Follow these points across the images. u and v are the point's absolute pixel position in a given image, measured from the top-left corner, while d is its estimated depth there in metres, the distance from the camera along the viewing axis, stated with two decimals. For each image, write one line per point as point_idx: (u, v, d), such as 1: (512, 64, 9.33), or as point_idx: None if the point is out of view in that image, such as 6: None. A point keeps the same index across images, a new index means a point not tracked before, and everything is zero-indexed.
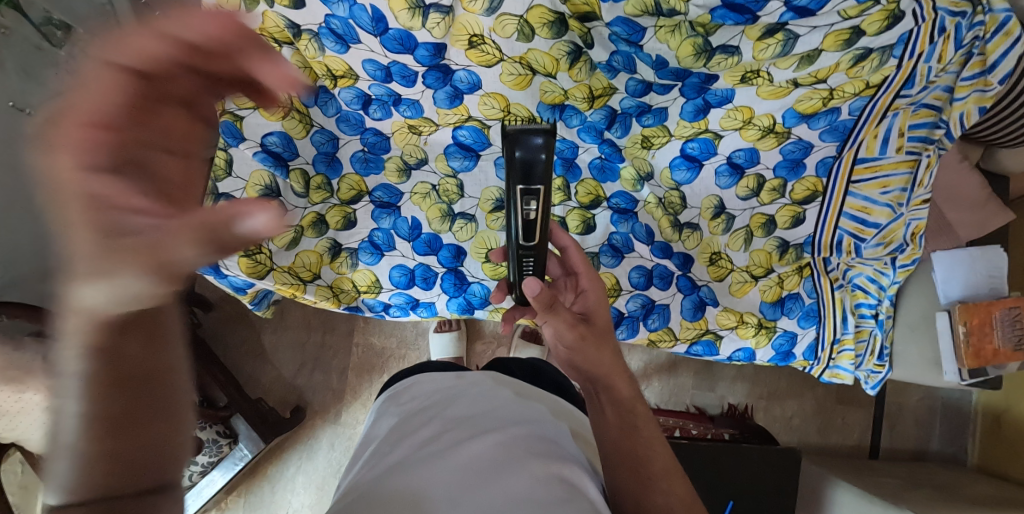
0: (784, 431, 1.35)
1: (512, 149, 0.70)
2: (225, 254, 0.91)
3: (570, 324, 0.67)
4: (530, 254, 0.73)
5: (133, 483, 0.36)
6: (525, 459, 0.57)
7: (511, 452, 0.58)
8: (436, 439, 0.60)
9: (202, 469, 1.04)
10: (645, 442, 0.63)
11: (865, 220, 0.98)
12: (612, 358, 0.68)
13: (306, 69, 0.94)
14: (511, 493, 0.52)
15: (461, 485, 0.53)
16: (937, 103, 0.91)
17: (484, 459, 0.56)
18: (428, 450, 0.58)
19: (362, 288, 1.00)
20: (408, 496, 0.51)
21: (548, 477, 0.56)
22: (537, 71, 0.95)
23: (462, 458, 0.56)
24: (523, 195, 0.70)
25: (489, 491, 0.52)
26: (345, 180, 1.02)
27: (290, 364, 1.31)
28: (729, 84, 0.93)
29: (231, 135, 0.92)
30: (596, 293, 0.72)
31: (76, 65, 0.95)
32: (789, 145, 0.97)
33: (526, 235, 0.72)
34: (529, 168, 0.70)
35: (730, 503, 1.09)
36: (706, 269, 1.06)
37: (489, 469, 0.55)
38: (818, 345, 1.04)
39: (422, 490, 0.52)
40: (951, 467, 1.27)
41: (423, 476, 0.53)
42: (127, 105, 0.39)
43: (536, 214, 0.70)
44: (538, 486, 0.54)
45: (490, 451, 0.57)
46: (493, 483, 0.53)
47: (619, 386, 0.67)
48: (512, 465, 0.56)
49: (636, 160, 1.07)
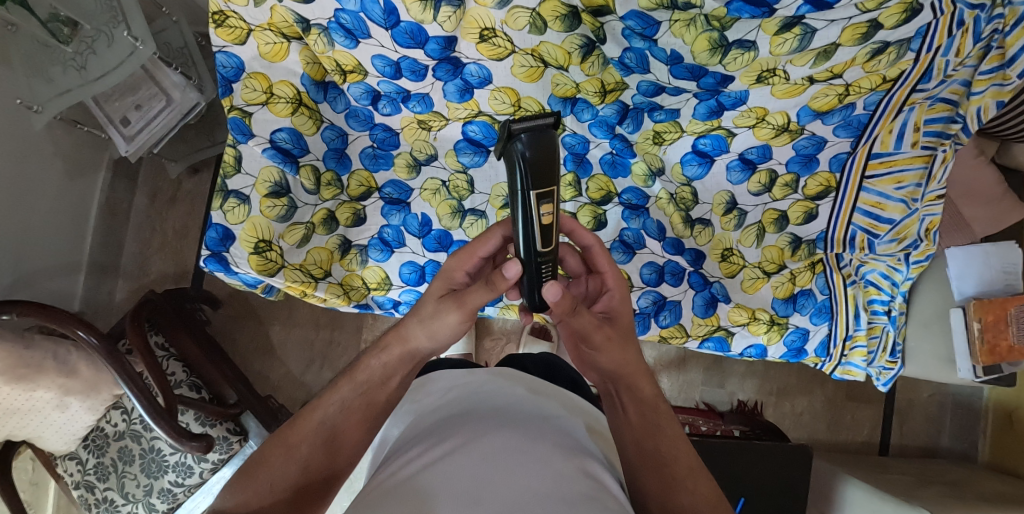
0: (794, 427, 1.34)
1: (516, 143, 0.57)
2: (235, 251, 0.92)
3: (596, 327, 0.65)
4: (549, 263, 0.62)
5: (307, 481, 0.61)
6: (550, 454, 0.57)
7: (536, 447, 0.58)
8: (459, 432, 0.60)
9: (214, 466, 1.02)
10: (669, 441, 0.63)
11: (879, 215, 0.98)
12: (636, 357, 0.67)
13: (315, 65, 0.94)
14: (537, 488, 0.52)
15: (486, 479, 0.52)
16: (953, 98, 0.90)
17: (511, 451, 0.56)
18: (451, 446, 0.58)
19: (372, 284, 1.02)
20: (437, 488, 0.51)
21: (573, 474, 0.56)
22: (548, 63, 0.93)
23: (488, 449, 0.56)
24: (537, 196, 0.58)
25: (518, 482, 0.52)
26: (354, 177, 1.02)
27: (299, 361, 1.31)
28: (745, 85, 0.90)
29: (239, 132, 0.93)
30: (621, 293, 0.70)
31: (83, 62, 0.95)
32: (802, 141, 0.97)
33: (543, 242, 0.61)
34: (539, 170, 0.57)
35: (741, 499, 1.09)
36: (718, 265, 1.06)
37: (513, 464, 0.54)
38: (829, 342, 1.03)
39: (451, 481, 0.52)
40: (962, 463, 1.26)
41: (450, 468, 0.53)
42: (474, 255, 0.69)
43: (550, 218, 0.59)
44: (565, 481, 0.54)
45: (515, 444, 0.58)
46: (521, 475, 0.53)
47: (643, 386, 0.66)
48: (538, 460, 0.56)
49: (648, 156, 1.06)
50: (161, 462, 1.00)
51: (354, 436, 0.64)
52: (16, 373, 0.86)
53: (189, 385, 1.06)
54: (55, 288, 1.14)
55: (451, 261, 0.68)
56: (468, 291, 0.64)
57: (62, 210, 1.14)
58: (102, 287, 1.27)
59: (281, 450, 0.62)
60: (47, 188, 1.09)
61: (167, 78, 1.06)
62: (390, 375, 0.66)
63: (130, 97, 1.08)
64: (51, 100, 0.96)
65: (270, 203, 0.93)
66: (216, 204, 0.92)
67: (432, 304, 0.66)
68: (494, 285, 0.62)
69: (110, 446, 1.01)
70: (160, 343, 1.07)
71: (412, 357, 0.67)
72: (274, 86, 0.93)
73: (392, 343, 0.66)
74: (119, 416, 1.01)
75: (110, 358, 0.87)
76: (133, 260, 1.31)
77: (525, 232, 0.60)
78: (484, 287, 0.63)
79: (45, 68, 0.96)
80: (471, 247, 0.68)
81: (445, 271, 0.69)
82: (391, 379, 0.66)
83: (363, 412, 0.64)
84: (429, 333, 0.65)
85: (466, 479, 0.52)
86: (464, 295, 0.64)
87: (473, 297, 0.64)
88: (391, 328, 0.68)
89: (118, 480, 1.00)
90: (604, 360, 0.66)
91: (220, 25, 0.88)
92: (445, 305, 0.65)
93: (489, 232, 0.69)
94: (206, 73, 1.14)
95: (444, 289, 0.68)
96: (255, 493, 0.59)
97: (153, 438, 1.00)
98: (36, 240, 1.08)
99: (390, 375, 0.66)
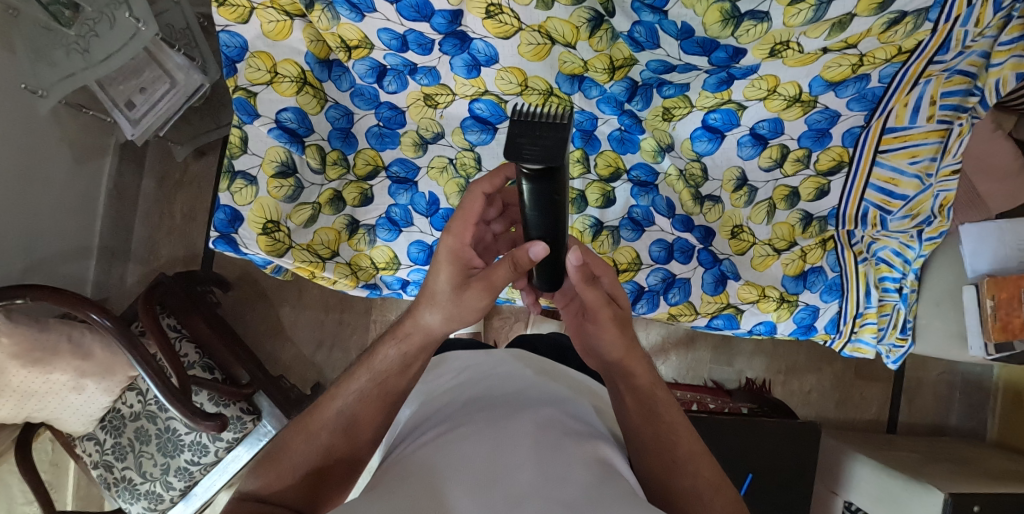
0: (802, 405, 1.35)
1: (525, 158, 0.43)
2: (243, 232, 0.93)
3: (605, 302, 0.62)
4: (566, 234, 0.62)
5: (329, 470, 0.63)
6: (563, 438, 0.58)
7: (548, 431, 0.59)
8: (472, 418, 0.60)
9: (230, 445, 1.03)
10: (667, 426, 0.63)
11: (892, 191, 0.96)
12: (626, 344, 0.64)
13: (319, 43, 0.92)
14: (548, 473, 0.52)
15: (499, 463, 0.53)
16: (971, 69, 0.88)
17: (524, 436, 0.57)
18: (463, 428, 0.59)
19: (380, 264, 1.03)
20: (446, 470, 0.52)
21: (585, 458, 0.56)
22: (556, 41, 0.90)
23: (502, 434, 0.57)
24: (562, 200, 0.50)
25: (532, 467, 0.52)
26: (361, 155, 1.01)
27: (309, 341, 1.33)
28: (757, 59, 0.88)
29: (245, 112, 0.92)
30: (612, 276, 0.66)
31: (86, 44, 0.95)
32: (815, 114, 0.95)
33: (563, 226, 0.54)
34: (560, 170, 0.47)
35: (749, 475, 1.10)
36: (728, 242, 1.05)
37: (525, 448, 0.55)
38: (840, 318, 1.04)
39: (464, 465, 0.52)
40: (969, 441, 1.27)
41: (463, 452, 0.54)
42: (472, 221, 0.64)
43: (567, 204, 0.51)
44: (578, 466, 0.54)
45: (528, 429, 0.58)
46: (535, 460, 0.53)
47: (638, 372, 0.64)
48: (551, 446, 0.56)
49: (657, 132, 1.04)
50: (177, 442, 1.02)
51: (368, 419, 0.64)
52: (31, 356, 0.88)
53: (202, 366, 1.07)
54: (66, 273, 1.16)
55: (449, 238, 0.63)
56: (493, 268, 0.61)
57: (72, 195, 1.15)
58: (113, 271, 1.28)
59: (302, 437, 0.64)
60: (55, 173, 1.10)
61: (170, 60, 1.05)
62: (410, 361, 0.65)
63: (135, 80, 1.07)
64: (55, 85, 0.96)
65: (277, 184, 0.93)
66: (223, 186, 0.92)
67: (449, 292, 0.62)
68: (519, 263, 0.57)
69: (126, 425, 1.03)
70: (172, 324, 1.09)
71: (431, 342, 0.65)
72: (278, 65, 0.91)
73: (411, 331, 0.65)
74: (134, 397, 1.03)
75: (124, 340, 0.87)
76: (143, 244, 1.32)
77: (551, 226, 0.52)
78: (509, 266, 0.59)
79: (48, 53, 0.95)
80: (463, 216, 0.64)
81: (453, 251, 0.63)
82: (412, 366, 0.65)
83: (379, 402, 0.64)
84: (445, 317, 0.63)
85: (478, 463, 0.52)
86: (492, 276, 0.61)
87: (500, 275, 0.61)
88: (407, 316, 0.66)
89: (135, 459, 1.02)
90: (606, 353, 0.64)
91: (222, 4, 0.87)
92: (470, 292, 0.62)
93: (470, 194, 0.65)
94: (210, 54, 1.13)
95: (461, 273, 0.63)
96: (277, 476, 0.62)
97: (168, 419, 1.02)
98: (48, 225, 1.10)
99: (411, 362, 0.65)
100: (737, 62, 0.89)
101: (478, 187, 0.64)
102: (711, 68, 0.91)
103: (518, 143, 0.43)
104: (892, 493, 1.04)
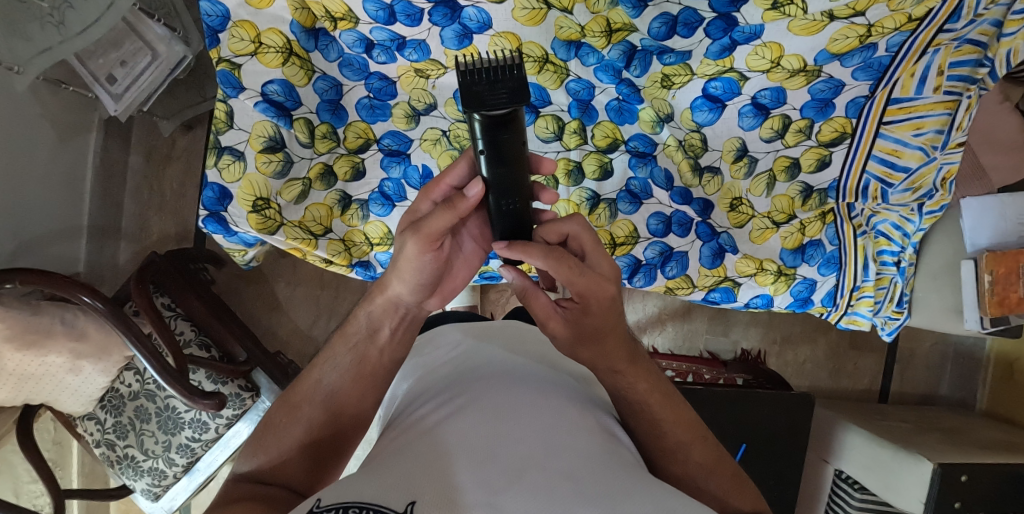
0: (796, 375, 1.36)
1: (487, 103, 0.48)
2: (233, 210, 0.91)
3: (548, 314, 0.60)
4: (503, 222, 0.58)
5: (331, 447, 0.64)
6: (565, 410, 0.58)
7: (549, 402, 0.58)
8: (472, 388, 0.60)
9: (230, 421, 1.05)
10: (651, 422, 0.62)
11: (895, 163, 0.94)
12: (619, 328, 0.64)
13: (303, 10, 0.88)
14: (550, 443, 0.52)
15: (500, 432, 0.52)
16: (982, 39, 0.85)
17: (527, 407, 0.56)
18: (464, 400, 0.58)
19: (375, 240, 1.00)
20: (450, 442, 0.51)
21: (584, 427, 0.57)
22: (551, 5, 0.88)
23: (501, 405, 0.56)
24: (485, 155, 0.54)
25: (535, 436, 0.52)
26: (351, 128, 0.98)
27: (306, 315, 1.33)
28: (760, 10, 0.85)
29: (229, 85, 0.88)
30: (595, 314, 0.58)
31: (61, 17, 0.91)
32: (819, 84, 0.92)
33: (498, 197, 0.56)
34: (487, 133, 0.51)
35: (743, 445, 1.12)
36: (726, 215, 1.03)
37: (528, 420, 0.54)
38: (837, 292, 1.02)
39: (463, 434, 0.52)
40: (957, 410, 1.29)
41: (465, 421, 0.53)
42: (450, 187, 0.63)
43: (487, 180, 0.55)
44: (576, 437, 0.54)
45: (529, 399, 0.58)
46: (537, 431, 0.53)
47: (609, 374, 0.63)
48: (552, 416, 0.56)
49: (655, 101, 1.01)
50: (177, 419, 1.03)
51: (354, 390, 0.65)
52: (25, 339, 0.88)
53: (199, 344, 1.08)
54: (59, 253, 1.17)
55: (419, 193, 0.64)
56: (425, 218, 0.57)
57: (57, 174, 1.14)
58: (105, 250, 1.28)
59: (286, 416, 0.64)
60: (39, 152, 1.08)
61: (151, 31, 1.03)
62: (377, 325, 0.65)
63: (114, 53, 1.04)
64: (32, 60, 0.92)
65: (265, 159, 0.91)
66: (210, 162, 0.90)
67: None
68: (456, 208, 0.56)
69: (126, 405, 1.04)
70: (167, 303, 1.09)
71: (406, 314, 0.65)
72: (263, 34, 0.87)
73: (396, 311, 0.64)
74: (133, 377, 1.03)
75: (118, 321, 0.87)
76: (133, 222, 1.32)
77: (505, 174, 0.54)
78: (443, 209, 0.56)
79: (20, 26, 0.90)
80: (440, 178, 0.62)
81: (413, 207, 0.64)
82: (379, 331, 0.65)
83: (363, 374, 0.65)
84: (413, 289, 0.62)
85: (479, 433, 0.52)
86: (422, 222, 0.57)
87: None
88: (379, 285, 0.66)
89: (136, 437, 1.04)
90: (584, 352, 0.61)
91: None
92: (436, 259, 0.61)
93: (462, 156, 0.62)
94: (190, 24, 1.10)
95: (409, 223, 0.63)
96: (271, 455, 0.61)
97: (167, 397, 1.03)
98: (36, 206, 1.09)
99: (378, 326, 0.65)
100: (737, 10, 0.86)
101: (463, 160, 0.61)
102: (714, 14, 0.87)
103: (480, 90, 0.48)
104: (880, 462, 1.06)
